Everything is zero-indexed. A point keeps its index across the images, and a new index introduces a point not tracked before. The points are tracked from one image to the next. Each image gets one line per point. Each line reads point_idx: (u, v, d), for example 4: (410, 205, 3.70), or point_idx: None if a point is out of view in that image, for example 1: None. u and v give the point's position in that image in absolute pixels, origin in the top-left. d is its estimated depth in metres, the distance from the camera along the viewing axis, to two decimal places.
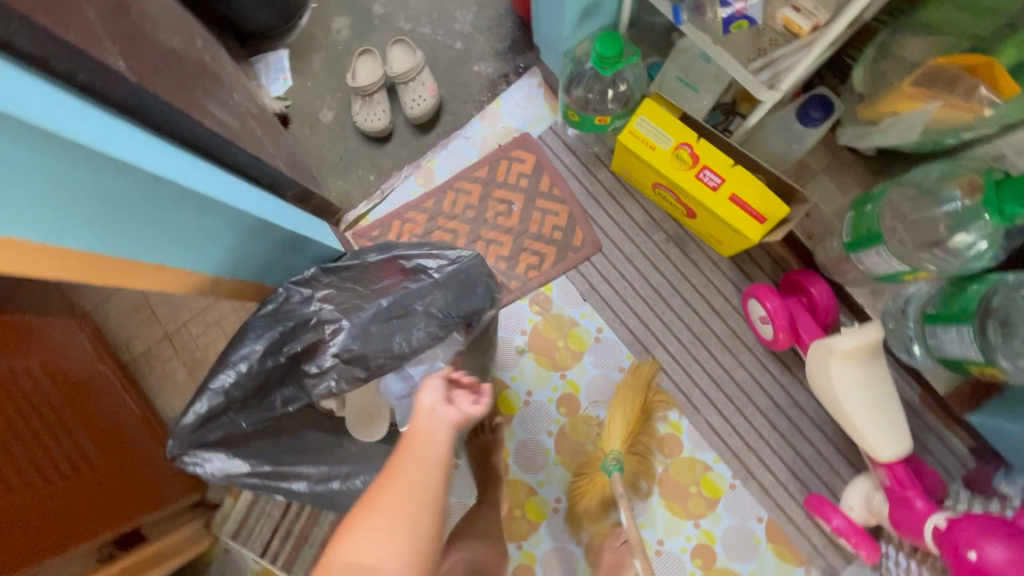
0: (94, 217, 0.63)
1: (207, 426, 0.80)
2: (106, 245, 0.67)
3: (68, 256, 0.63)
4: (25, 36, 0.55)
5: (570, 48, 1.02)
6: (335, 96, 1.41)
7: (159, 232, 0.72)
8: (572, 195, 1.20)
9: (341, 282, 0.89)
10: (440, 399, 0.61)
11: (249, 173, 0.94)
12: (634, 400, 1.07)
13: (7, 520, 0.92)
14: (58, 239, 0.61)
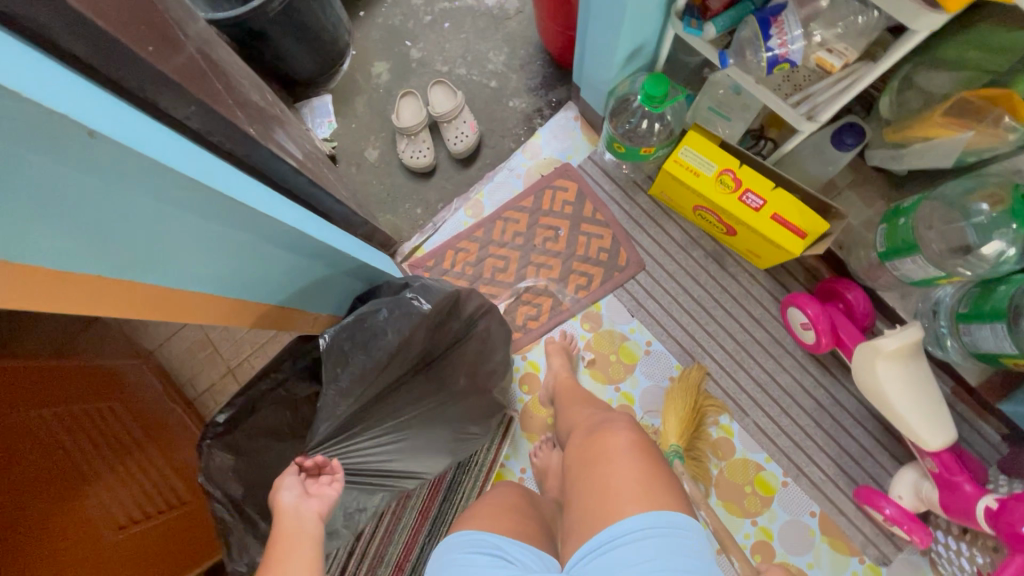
0: (237, 268, 0.70)
1: (229, 428, 0.91)
2: (239, 290, 0.75)
3: (207, 299, 0.71)
4: (197, 117, 0.62)
5: (613, 88, 1.12)
6: (379, 135, 1.49)
7: (278, 275, 0.80)
8: (615, 219, 1.29)
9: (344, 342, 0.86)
10: (299, 494, 0.77)
11: (331, 216, 1.01)
12: (686, 402, 1.16)
13: (126, 552, 0.97)
14: (210, 288, 0.70)
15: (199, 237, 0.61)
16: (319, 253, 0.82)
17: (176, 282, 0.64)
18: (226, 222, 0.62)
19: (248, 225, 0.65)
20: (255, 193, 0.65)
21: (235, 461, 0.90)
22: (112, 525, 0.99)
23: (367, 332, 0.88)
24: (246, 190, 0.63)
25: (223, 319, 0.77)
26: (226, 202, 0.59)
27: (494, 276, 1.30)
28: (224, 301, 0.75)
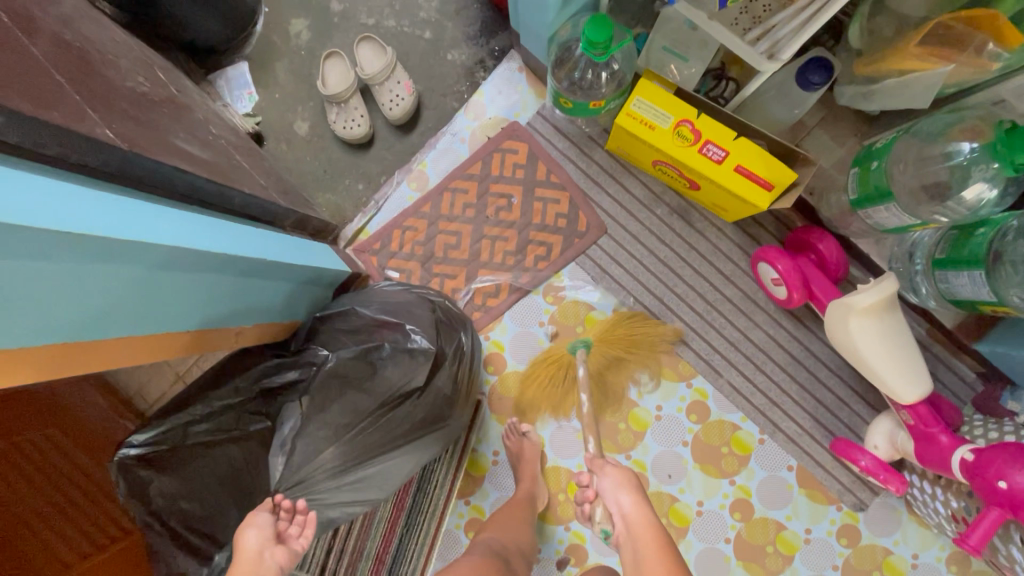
0: (126, 304, 0.61)
1: (153, 452, 0.85)
2: (141, 324, 0.65)
3: (104, 345, 0.61)
4: (19, 129, 0.51)
5: (554, 33, 0.98)
6: (307, 105, 1.33)
7: (186, 300, 0.70)
8: (571, 180, 1.19)
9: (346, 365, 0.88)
10: (266, 540, 0.69)
11: (247, 212, 0.90)
12: (618, 324, 1.13)
13: None
14: (98, 329, 0.59)
15: (45, 285, 0.50)
16: (225, 264, 0.72)
17: (44, 337, 0.54)
18: (78, 261, 0.52)
19: (116, 254, 0.54)
20: (99, 212, 0.54)
21: (157, 477, 0.85)
22: (58, 566, 0.94)
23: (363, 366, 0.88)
24: (83, 213, 0.52)
25: (135, 359, 0.67)
26: (75, 239, 0.49)
27: (446, 254, 1.21)
28: (130, 342, 0.65)
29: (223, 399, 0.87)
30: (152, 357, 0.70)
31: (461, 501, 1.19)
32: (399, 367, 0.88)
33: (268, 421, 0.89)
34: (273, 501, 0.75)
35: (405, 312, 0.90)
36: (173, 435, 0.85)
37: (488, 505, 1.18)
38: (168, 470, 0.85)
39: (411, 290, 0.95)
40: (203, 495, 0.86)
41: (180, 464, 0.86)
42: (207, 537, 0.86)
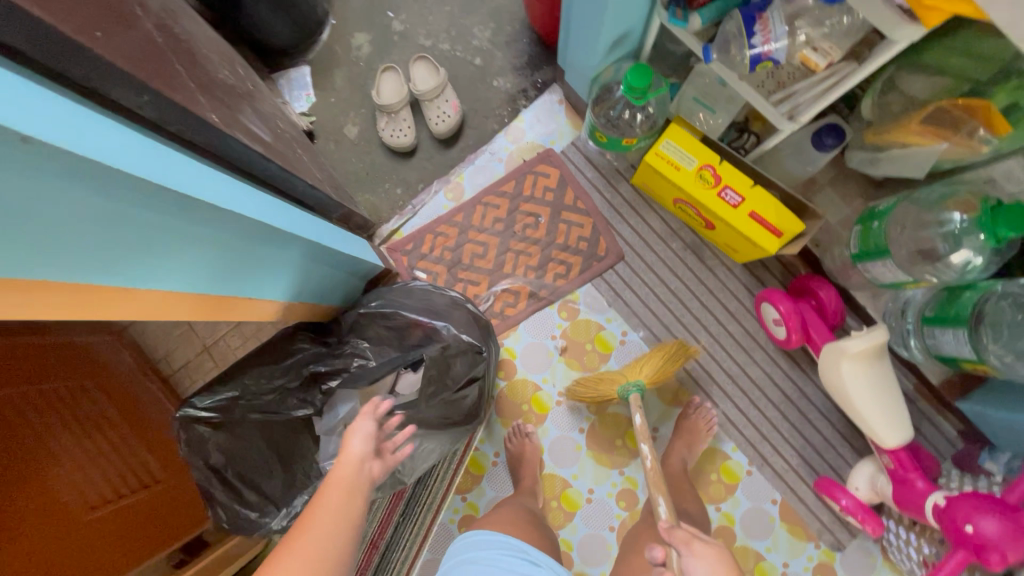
0: (208, 264, 0.69)
1: (214, 417, 0.86)
2: (216, 287, 0.72)
3: (186, 297, 0.69)
4: (152, 106, 0.60)
5: (597, 74, 1.09)
6: (359, 111, 1.44)
7: (253, 269, 0.77)
8: (595, 208, 1.28)
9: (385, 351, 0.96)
10: (366, 455, 0.74)
11: (305, 201, 0.99)
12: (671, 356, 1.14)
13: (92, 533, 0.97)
14: (184, 285, 0.67)
15: (155, 237, 0.58)
16: (287, 241, 0.80)
17: (145, 285, 0.61)
18: (181, 219, 0.60)
19: (208, 216, 0.63)
20: (202, 182, 0.62)
21: (216, 435, 0.86)
22: (87, 508, 1.00)
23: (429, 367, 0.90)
24: (192, 180, 0.60)
25: (204, 317, 0.74)
26: (184, 198, 0.57)
27: (472, 262, 1.29)
28: (206, 300, 0.72)
29: (276, 378, 0.90)
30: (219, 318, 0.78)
31: (458, 496, 1.24)
32: (462, 366, 0.93)
33: (311, 408, 0.93)
34: (373, 406, 0.78)
35: (444, 313, 0.98)
36: (236, 403, 0.86)
37: (483, 503, 1.23)
38: (228, 429, 0.87)
39: (443, 292, 1.02)
40: (252, 460, 0.89)
41: (240, 425, 0.88)
42: (259, 494, 0.89)
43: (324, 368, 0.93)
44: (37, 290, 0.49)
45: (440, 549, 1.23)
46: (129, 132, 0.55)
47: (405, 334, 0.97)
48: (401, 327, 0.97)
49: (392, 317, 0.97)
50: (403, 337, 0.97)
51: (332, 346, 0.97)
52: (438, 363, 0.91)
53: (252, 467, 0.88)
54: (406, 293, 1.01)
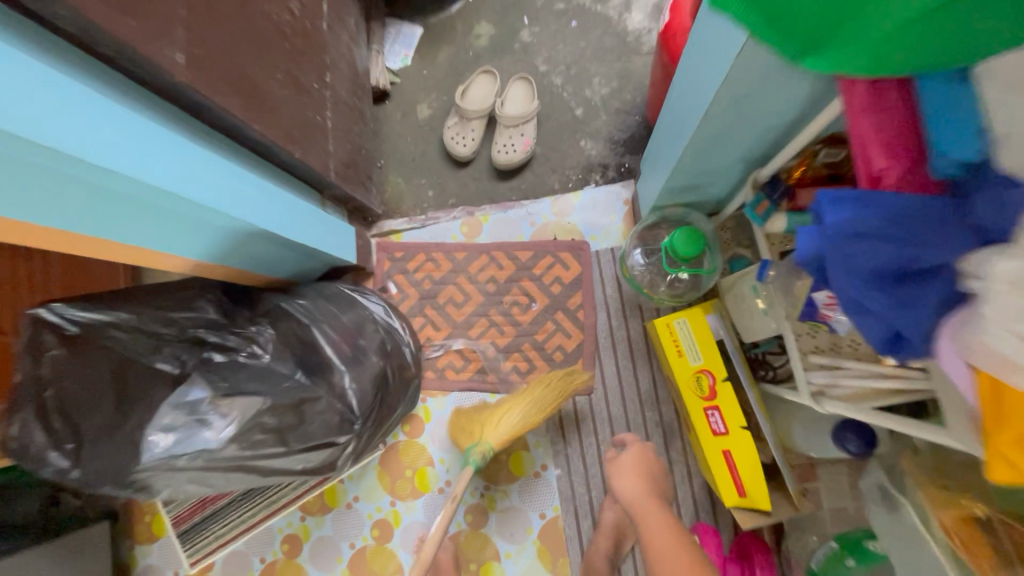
0: (101, 212, 0.59)
1: (73, 331, 0.81)
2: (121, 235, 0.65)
3: (63, 234, 0.60)
4: (81, 27, 0.50)
5: (660, 205, 0.93)
6: (441, 97, 1.34)
7: (173, 230, 0.69)
8: (594, 328, 1.12)
9: (282, 356, 0.87)
10: None
11: (294, 167, 0.90)
12: (544, 400, 1.01)
13: None
14: (70, 223, 0.59)
15: (20, 174, 0.49)
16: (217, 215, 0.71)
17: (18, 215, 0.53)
18: (70, 169, 0.50)
19: (103, 175, 0.53)
20: (116, 136, 0.53)
21: (60, 349, 0.81)
22: None
23: (280, 408, 0.79)
24: (97, 135, 0.51)
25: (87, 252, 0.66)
26: (57, 153, 0.47)
27: (445, 306, 1.17)
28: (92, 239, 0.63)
29: (157, 327, 0.85)
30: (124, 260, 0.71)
31: (298, 514, 1.15)
32: (319, 428, 0.81)
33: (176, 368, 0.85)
34: None
35: (358, 357, 0.90)
36: (97, 328, 0.81)
37: (316, 534, 1.14)
38: (78, 348, 0.81)
39: (378, 331, 0.96)
40: (81, 390, 0.81)
41: (93, 351, 0.82)
42: (70, 426, 0.79)
43: (214, 339, 0.88)
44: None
45: (254, 545, 1.16)
46: (32, 62, 0.45)
47: (310, 352, 0.89)
48: (310, 344, 0.89)
49: (305, 328, 0.90)
50: (308, 354, 0.89)
51: (238, 323, 0.91)
52: (291, 413, 0.80)
53: (76, 395, 0.80)
54: (339, 312, 0.95)
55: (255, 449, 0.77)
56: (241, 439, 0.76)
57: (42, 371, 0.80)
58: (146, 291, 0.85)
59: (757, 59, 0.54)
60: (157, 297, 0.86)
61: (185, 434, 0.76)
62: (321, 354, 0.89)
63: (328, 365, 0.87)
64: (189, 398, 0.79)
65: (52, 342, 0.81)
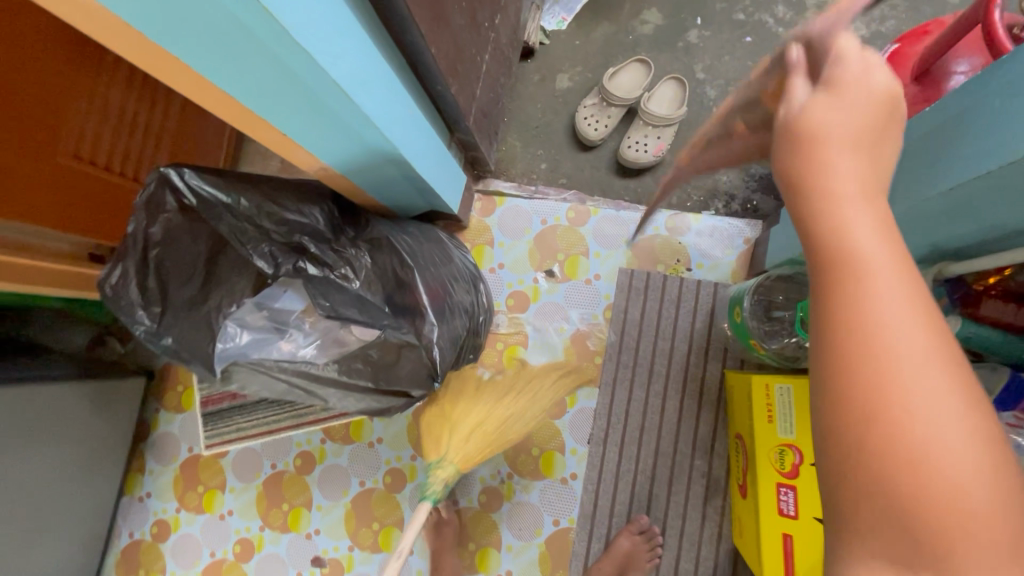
0: (264, 85, 0.57)
1: (192, 201, 0.77)
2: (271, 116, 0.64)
3: (211, 88, 0.58)
4: None
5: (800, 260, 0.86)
6: (585, 72, 1.26)
7: (317, 127, 0.67)
8: (669, 357, 1.08)
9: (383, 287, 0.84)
10: None
11: (438, 99, 0.86)
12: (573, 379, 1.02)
13: (58, 183, 0.93)
14: (227, 85, 0.57)
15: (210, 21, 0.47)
16: (365, 127, 0.67)
17: (211, 78, 0.56)
18: (262, 30, 0.48)
19: (288, 51, 0.51)
20: (316, 11, 0.50)
21: (174, 216, 0.78)
22: (69, 152, 0.94)
23: (385, 346, 0.80)
24: (304, 9, 0.48)
25: (224, 115, 0.65)
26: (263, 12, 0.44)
27: None
28: (234, 104, 0.62)
29: (270, 222, 0.81)
30: (265, 142, 0.71)
31: (320, 435, 1.16)
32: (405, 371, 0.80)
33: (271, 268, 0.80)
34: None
35: (446, 312, 0.87)
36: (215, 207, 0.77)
37: (331, 460, 1.15)
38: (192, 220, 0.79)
39: (463, 294, 0.93)
40: (182, 258, 0.79)
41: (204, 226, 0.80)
42: (163, 293, 0.78)
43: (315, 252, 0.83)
44: (90, 8, 0.45)
45: (269, 450, 1.17)
46: None
47: (404, 290, 0.84)
48: (406, 282, 0.85)
49: (408, 270, 0.84)
50: (400, 291, 0.85)
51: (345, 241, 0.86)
52: (391, 352, 0.80)
53: (176, 263, 0.79)
54: (437, 261, 0.92)
55: (350, 376, 0.80)
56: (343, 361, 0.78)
57: (152, 230, 0.78)
58: (274, 185, 0.82)
59: None
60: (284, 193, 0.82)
61: (260, 338, 0.81)
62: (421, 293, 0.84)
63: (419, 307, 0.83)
64: (272, 303, 0.84)
65: (169, 203, 0.78)
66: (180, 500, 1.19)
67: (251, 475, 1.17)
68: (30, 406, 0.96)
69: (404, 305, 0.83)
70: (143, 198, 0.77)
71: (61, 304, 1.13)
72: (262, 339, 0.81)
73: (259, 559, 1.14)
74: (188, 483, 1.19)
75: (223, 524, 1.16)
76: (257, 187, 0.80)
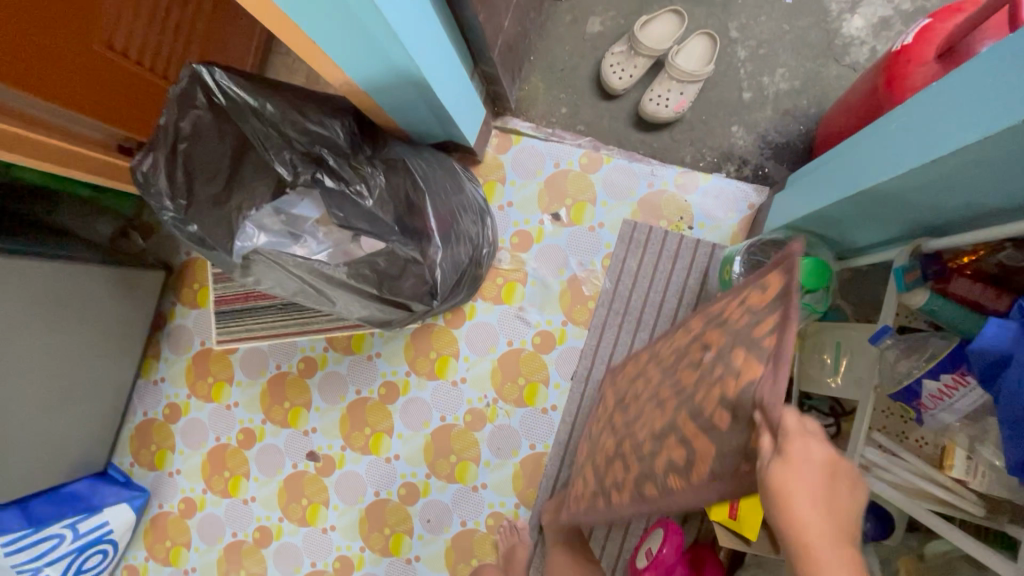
0: None
1: (222, 100, 0.81)
2: (303, 23, 0.66)
3: None
4: None
5: (792, 227, 0.90)
6: (617, 18, 1.24)
7: (344, 40, 0.70)
8: (657, 309, 1.13)
9: (396, 204, 0.89)
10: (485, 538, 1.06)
11: (463, 26, 0.87)
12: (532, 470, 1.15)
13: (91, 69, 0.96)
14: None
15: None
16: (390, 44, 0.70)
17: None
18: None
19: None
20: None
21: (204, 112, 0.83)
22: (105, 41, 0.96)
23: (393, 257, 0.83)
24: None
25: (257, 15, 0.67)
26: None
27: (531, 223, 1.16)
28: (267, 6, 0.64)
29: (292, 130, 0.85)
30: (292, 48, 0.73)
31: (323, 343, 1.24)
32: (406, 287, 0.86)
33: (290, 175, 0.85)
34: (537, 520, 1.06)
35: (450, 239, 0.93)
36: (243, 111, 0.82)
37: (331, 367, 1.23)
38: (222, 120, 0.84)
39: (470, 223, 0.99)
40: (207, 155, 0.84)
41: (231, 126, 0.84)
42: (189, 185, 0.83)
43: (333, 163, 0.87)
44: None
45: (275, 352, 1.26)
46: None
47: (414, 211, 0.90)
48: (416, 204, 0.90)
49: (419, 193, 0.90)
50: (410, 211, 0.90)
51: (364, 156, 0.90)
52: (396, 264, 0.84)
53: (203, 158, 0.83)
54: (448, 190, 0.97)
55: (357, 280, 0.82)
56: (352, 267, 0.80)
57: (182, 125, 0.82)
58: (300, 94, 0.85)
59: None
60: (309, 102, 0.86)
61: (276, 241, 0.82)
62: (430, 214, 0.90)
63: (426, 227, 0.89)
64: (294, 210, 0.85)
65: (200, 99, 0.82)
66: (191, 388, 1.29)
67: (257, 372, 1.26)
68: (58, 283, 1.03)
69: (412, 225, 0.89)
70: (177, 91, 0.81)
71: (89, 192, 1.18)
72: (276, 240, 0.82)
73: (259, 448, 1.25)
74: (199, 373, 1.29)
75: (229, 413, 1.27)
76: (284, 93, 0.83)
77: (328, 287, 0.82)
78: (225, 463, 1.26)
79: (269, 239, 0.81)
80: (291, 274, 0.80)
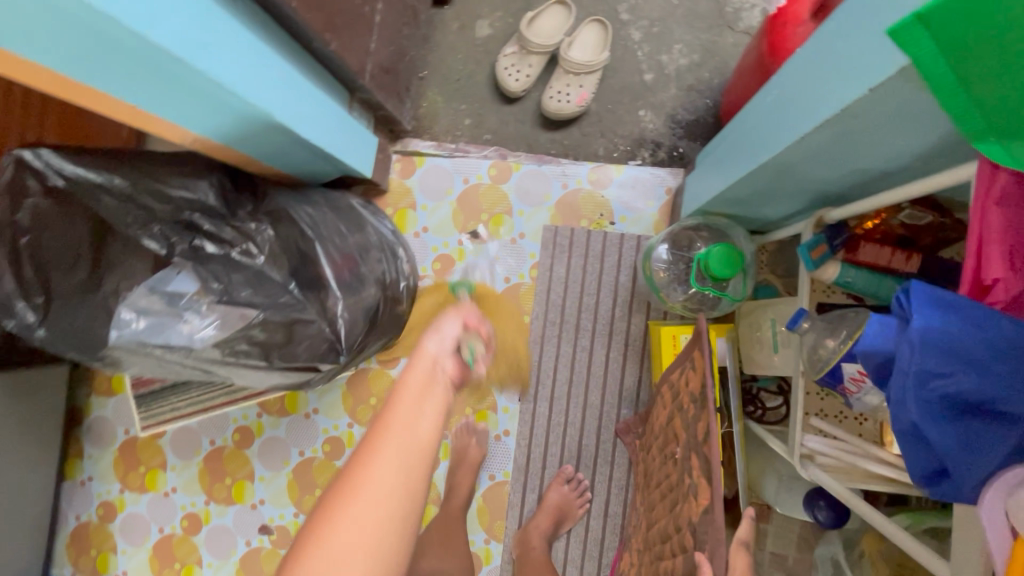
0: (88, 57, 0.52)
1: (62, 183, 0.74)
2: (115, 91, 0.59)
3: (34, 66, 0.53)
4: None
5: (706, 210, 0.87)
6: (505, 17, 1.19)
7: (173, 101, 0.62)
8: (594, 311, 1.09)
9: (287, 258, 0.82)
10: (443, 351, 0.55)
11: (324, 58, 0.80)
12: None
13: None
14: (45, 60, 0.52)
15: None
16: (226, 96, 0.63)
17: (14, 48, 0.50)
18: None
19: (92, 18, 0.46)
20: None
21: (42, 198, 0.75)
22: None
23: (270, 324, 0.77)
24: None
25: (63, 93, 0.59)
26: None
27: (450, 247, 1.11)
28: (66, 81, 0.56)
29: (151, 199, 0.77)
30: (117, 118, 0.65)
31: (256, 409, 1.16)
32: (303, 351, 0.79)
33: (161, 249, 0.77)
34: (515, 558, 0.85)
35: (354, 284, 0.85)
36: (87, 189, 0.74)
37: (269, 433, 1.15)
38: (64, 201, 0.76)
39: (379, 260, 0.91)
40: (56, 244, 0.76)
41: (76, 207, 0.76)
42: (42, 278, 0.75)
43: (208, 227, 0.80)
44: None
45: (206, 427, 1.17)
46: None
47: (307, 262, 0.82)
48: (309, 253, 0.83)
49: (309, 241, 0.83)
50: (303, 263, 0.82)
51: (243, 215, 0.83)
52: (282, 331, 0.78)
53: (53, 249, 0.75)
54: (345, 230, 0.89)
55: (237, 358, 0.77)
56: (225, 346, 0.75)
57: (19, 217, 0.75)
58: (154, 161, 0.78)
59: (888, 99, 0.45)
60: (166, 167, 0.79)
61: (157, 323, 0.74)
62: (325, 261, 0.82)
63: (323, 276, 0.82)
64: (169, 286, 0.75)
65: (35, 186, 0.75)
66: (123, 481, 1.19)
67: (191, 452, 1.18)
68: None
69: (307, 277, 0.82)
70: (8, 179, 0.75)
71: None
72: (160, 324, 0.74)
73: (207, 532, 1.16)
74: (129, 464, 1.19)
75: (168, 501, 1.18)
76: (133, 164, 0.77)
77: (214, 367, 0.77)
78: (174, 554, 1.17)
79: (145, 321, 0.73)
80: (168, 360, 0.75)
